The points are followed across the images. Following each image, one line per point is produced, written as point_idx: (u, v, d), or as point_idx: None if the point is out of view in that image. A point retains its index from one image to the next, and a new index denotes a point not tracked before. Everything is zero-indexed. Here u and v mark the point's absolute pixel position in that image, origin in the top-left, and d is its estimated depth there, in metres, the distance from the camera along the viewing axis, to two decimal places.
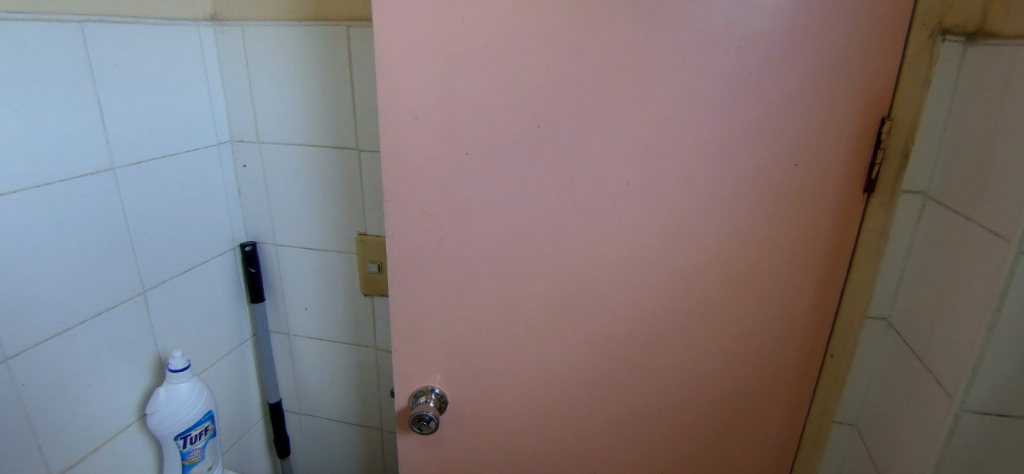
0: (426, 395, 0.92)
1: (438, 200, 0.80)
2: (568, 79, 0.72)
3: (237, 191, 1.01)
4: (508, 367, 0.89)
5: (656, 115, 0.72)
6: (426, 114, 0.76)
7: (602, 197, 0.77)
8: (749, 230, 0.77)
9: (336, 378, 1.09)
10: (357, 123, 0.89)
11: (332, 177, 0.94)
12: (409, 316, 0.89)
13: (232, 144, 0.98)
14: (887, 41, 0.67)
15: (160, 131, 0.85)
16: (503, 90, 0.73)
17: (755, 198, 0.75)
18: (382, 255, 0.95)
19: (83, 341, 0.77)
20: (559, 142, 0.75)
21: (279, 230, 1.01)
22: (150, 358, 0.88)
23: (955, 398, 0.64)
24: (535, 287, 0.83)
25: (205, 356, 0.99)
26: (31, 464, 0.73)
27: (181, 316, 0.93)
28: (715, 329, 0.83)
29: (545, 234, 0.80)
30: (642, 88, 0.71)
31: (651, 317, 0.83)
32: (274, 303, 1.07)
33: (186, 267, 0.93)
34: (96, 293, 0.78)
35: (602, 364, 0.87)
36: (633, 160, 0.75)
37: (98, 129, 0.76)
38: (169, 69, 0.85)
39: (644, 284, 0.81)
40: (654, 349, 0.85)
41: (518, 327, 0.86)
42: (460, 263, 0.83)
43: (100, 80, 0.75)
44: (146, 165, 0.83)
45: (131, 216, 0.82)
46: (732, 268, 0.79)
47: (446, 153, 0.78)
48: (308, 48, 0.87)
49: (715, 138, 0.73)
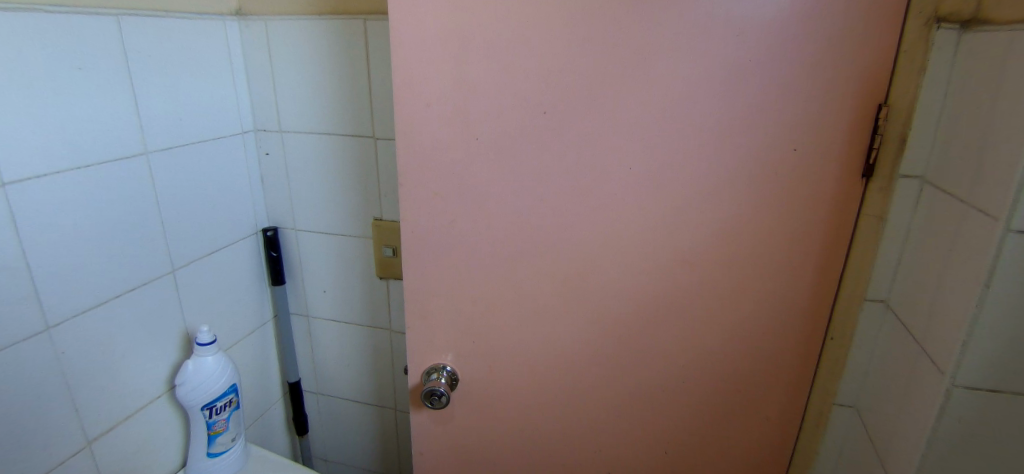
0: (437, 372, 0.95)
1: (451, 184, 0.84)
2: (575, 68, 0.75)
3: (260, 178, 1.05)
4: (517, 347, 0.92)
5: (658, 102, 0.75)
6: (438, 101, 0.80)
7: (606, 181, 0.80)
8: (750, 212, 0.79)
9: (352, 359, 1.13)
10: (374, 113, 0.93)
11: (350, 165, 0.98)
12: (421, 296, 0.93)
13: (256, 133, 1.03)
14: (882, 29, 0.69)
15: (190, 118, 0.90)
16: (514, 79, 0.77)
17: (756, 181, 0.78)
18: (396, 239, 0.99)
19: (117, 315, 0.82)
20: (568, 127, 0.78)
21: (299, 216, 1.05)
22: (181, 332, 0.94)
23: (946, 373, 0.66)
24: (542, 268, 0.86)
25: (231, 334, 1.04)
26: (71, 426, 0.78)
27: (208, 295, 0.98)
28: (716, 310, 0.85)
29: (554, 216, 0.83)
30: (644, 76, 0.74)
31: (654, 297, 0.86)
32: (295, 286, 1.11)
33: (213, 249, 0.98)
34: (130, 270, 0.83)
35: (607, 344, 0.90)
36: (636, 145, 0.78)
37: (132, 115, 0.81)
38: (197, 61, 0.90)
39: (650, 266, 0.84)
40: (658, 329, 0.88)
41: (526, 306, 0.89)
42: (470, 245, 0.87)
43: (134, 70, 0.80)
44: (176, 151, 0.89)
45: (164, 199, 0.87)
46: (736, 251, 0.82)
47: (459, 139, 0.81)
48: (327, 41, 0.92)
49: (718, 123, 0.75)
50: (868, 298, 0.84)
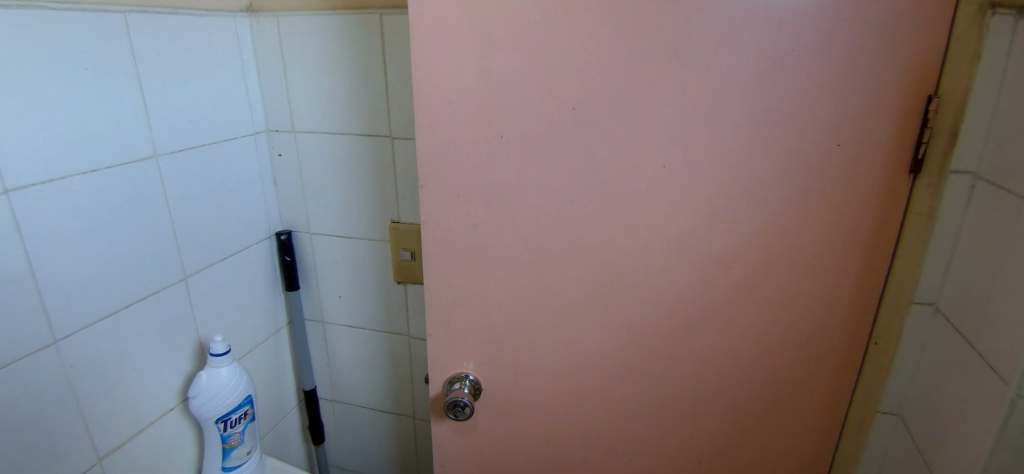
0: (460, 381, 0.92)
1: (474, 185, 0.80)
2: (605, 63, 0.71)
3: (273, 180, 1.02)
4: (543, 354, 0.89)
5: (694, 96, 0.71)
6: (461, 98, 0.76)
7: (638, 180, 0.76)
8: (791, 212, 0.75)
9: (369, 366, 1.10)
10: (391, 112, 0.90)
11: (366, 165, 0.94)
12: (443, 302, 0.89)
13: (268, 134, 1.00)
14: (936, 15, 0.65)
15: (200, 119, 0.87)
16: (540, 75, 0.73)
17: (799, 179, 0.73)
18: (415, 242, 0.95)
19: (127, 325, 0.79)
20: (597, 123, 0.74)
21: (313, 218, 1.02)
22: (194, 342, 0.91)
23: (1011, 384, 0.62)
24: (570, 272, 0.82)
25: (244, 342, 1.01)
26: (80, 443, 0.75)
27: (221, 303, 0.95)
28: (754, 314, 0.81)
29: (583, 218, 0.79)
30: (680, 69, 0.70)
31: (688, 301, 0.82)
32: (309, 291, 1.08)
33: (226, 255, 0.95)
34: (140, 278, 0.80)
35: (637, 350, 0.86)
36: (671, 142, 0.74)
37: (141, 117, 0.78)
38: (208, 59, 0.87)
39: (683, 268, 0.80)
40: (692, 335, 0.84)
41: (552, 312, 0.85)
42: (495, 248, 0.83)
43: (142, 69, 0.77)
44: (186, 153, 0.85)
45: (174, 204, 0.84)
46: (775, 251, 0.77)
47: (482, 137, 0.77)
48: (341, 36, 0.88)
49: (756, 118, 0.71)
50: (917, 301, 0.78)
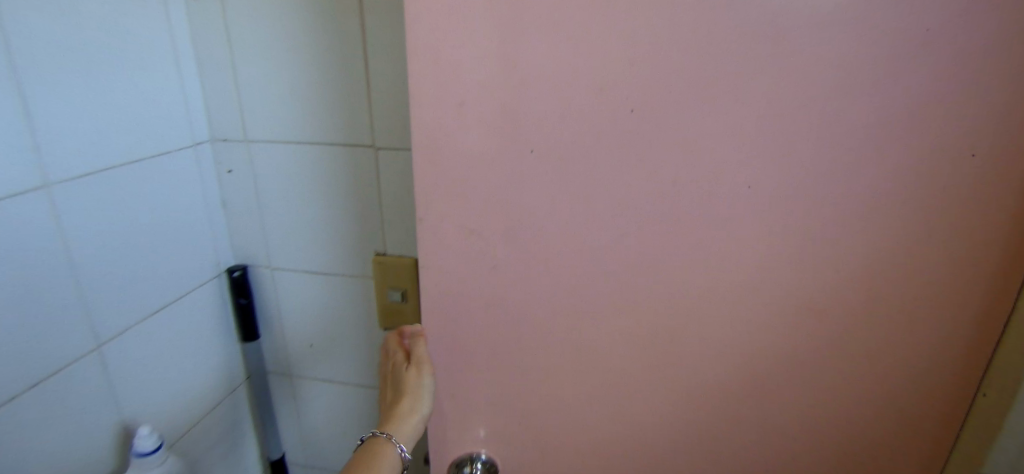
0: (470, 464, 0.71)
1: (490, 219, 0.57)
2: (692, 39, 0.47)
3: (222, 203, 0.82)
4: (587, 440, 0.67)
5: (842, 88, 0.46)
6: (478, 101, 0.52)
7: (742, 217, 0.52)
8: (977, 253, 0.49)
9: (349, 426, 0.90)
10: (372, 116, 0.69)
11: (342, 187, 0.74)
12: (450, 373, 0.66)
13: (213, 144, 0.79)
14: None
15: (117, 133, 0.66)
16: (588, 62, 0.49)
17: (997, 204, 0.47)
18: (406, 280, 0.74)
19: (15, 424, 0.58)
20: (676, 130, 0.50)
21: (276, 250, 0.81)
22: (115, 430, 0.71)
23: None
24: (628, 340, 0.60)
25: (187, 415, 0.81)
26: None
27: (152, 372, 0.74)
28: (899, 399, 0.57)
29: (645, 264, 0.55)
30: (821, 48, 0.45)
31: (799, 383, 0.58)
32: (272, 338, 0.87)
33: (157, 310, 0.74)
34: (32, 359, 0.59)
35: (722, 443, 0.63)
36: (796, 159, 0.49)
37: (25, 137, 0.56)
38: (129, 49, 0.66)
39: (785, 338, 0.56)
40: (805, 426, 0.60)
41: (603, 391, 0.63)
42: (524, 307, 0.60)
43: (25, 66, 0.55)
44: (96, 183, 0.64)
45: (82, 265, 0.63)
46: (941, 313, 0.52)
47: (500, 152, 0.53)
48: (306, 19, 0.68)
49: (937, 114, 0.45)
50: None
